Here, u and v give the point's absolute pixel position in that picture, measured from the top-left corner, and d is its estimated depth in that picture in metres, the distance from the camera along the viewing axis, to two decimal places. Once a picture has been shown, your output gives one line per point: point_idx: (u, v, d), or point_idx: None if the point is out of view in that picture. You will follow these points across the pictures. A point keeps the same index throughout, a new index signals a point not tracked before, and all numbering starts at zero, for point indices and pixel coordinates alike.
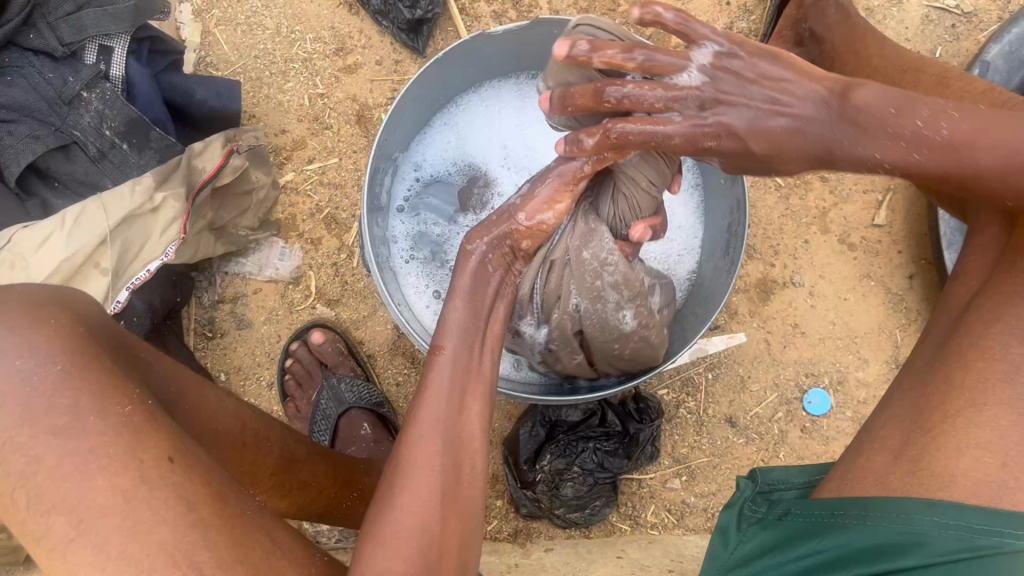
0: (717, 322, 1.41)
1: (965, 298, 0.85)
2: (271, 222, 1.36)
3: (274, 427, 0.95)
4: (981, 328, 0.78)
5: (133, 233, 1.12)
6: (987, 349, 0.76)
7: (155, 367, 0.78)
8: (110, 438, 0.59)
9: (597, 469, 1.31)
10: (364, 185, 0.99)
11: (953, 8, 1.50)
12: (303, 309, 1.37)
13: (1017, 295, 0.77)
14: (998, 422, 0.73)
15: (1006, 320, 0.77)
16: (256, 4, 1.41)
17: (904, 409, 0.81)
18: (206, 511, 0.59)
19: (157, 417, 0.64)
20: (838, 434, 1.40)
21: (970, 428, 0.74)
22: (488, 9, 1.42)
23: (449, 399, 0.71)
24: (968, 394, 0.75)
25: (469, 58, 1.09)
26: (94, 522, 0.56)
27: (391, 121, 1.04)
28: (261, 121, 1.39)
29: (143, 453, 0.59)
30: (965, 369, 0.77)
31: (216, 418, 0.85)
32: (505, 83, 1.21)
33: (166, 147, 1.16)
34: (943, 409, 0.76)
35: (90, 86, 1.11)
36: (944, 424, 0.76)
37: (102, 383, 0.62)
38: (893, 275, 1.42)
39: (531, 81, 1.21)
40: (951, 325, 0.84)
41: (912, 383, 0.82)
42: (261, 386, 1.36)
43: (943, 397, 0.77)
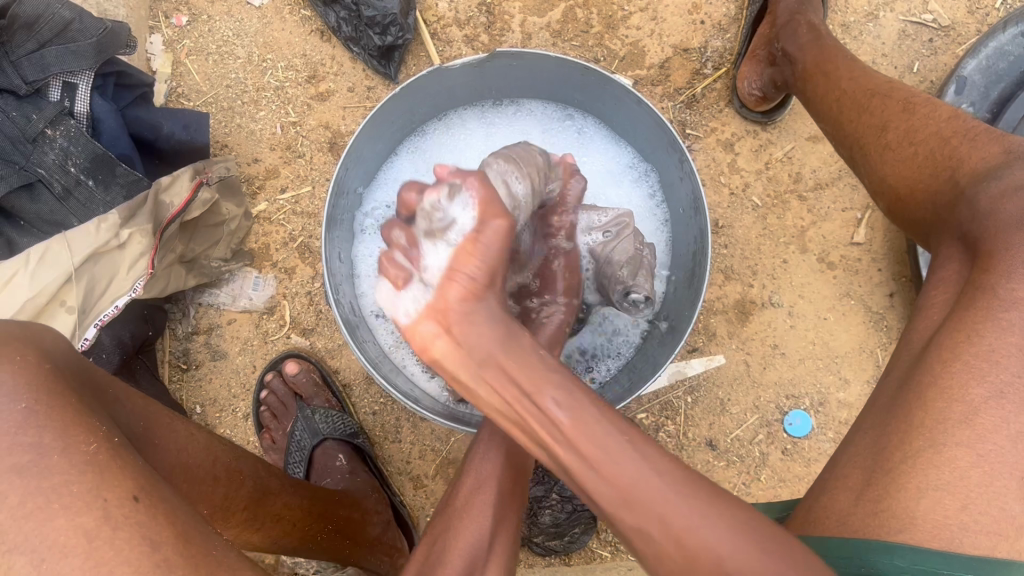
0: (695, 344, 1.39)
1: (928, 333, 0.81)
2: (244, 252, 1.36)
3: (247, 460, 0.94)
4: (942, 366, 0.75)
5: (100, 270, 1.11)
6: (952, 387, 0.73)
7: (121, 401, 0.78)
8: (74, 477, 0.59)
9: (575, 496, 1.29)
10: (323, 226, 0.99)
11: (931, 22, 1.49)
12: (278, 338, 1.36)
13: (978, 335, 0.74)
14: (957, 464, 0.69)
15: (965, 358, 0.73)
16: (227, 32, 1.41)
17: (866, 447, 0.78)
18: (170, 551, 0.58)
19: (122, 454, 0.63)
20: (820, 455, 1.39)
21: (930, 469, 0.70)
22: (460, 34, 1.42)
23: (496, 463, 0.85)
24: (931, 433, 0.72)
25: (432, 90, 1.09)
26: (57, 563, 0.56)
27: (350, 157, 1.03)
28: (233, 151, 1.39)
29: (108, 491, 0.59)
30: (925, 408, 0.73)
31: (188, 453, 0.84)
32: (469, 111, 1.20)
33: (133, 183, 1.17)
34: (903, 450, 0.73)
35: (55, 123, 1.10)
36: (904, 465, 0.72)
37: (67, 421, 0.61)
38: (873, 293, 1.41)
39: (495, 109, 1.21)
40: (912, 360, 0.80)
41: (877, 420, 0.79)
42: (236, 417, 1.36)
43: (906, 435, 0.74)
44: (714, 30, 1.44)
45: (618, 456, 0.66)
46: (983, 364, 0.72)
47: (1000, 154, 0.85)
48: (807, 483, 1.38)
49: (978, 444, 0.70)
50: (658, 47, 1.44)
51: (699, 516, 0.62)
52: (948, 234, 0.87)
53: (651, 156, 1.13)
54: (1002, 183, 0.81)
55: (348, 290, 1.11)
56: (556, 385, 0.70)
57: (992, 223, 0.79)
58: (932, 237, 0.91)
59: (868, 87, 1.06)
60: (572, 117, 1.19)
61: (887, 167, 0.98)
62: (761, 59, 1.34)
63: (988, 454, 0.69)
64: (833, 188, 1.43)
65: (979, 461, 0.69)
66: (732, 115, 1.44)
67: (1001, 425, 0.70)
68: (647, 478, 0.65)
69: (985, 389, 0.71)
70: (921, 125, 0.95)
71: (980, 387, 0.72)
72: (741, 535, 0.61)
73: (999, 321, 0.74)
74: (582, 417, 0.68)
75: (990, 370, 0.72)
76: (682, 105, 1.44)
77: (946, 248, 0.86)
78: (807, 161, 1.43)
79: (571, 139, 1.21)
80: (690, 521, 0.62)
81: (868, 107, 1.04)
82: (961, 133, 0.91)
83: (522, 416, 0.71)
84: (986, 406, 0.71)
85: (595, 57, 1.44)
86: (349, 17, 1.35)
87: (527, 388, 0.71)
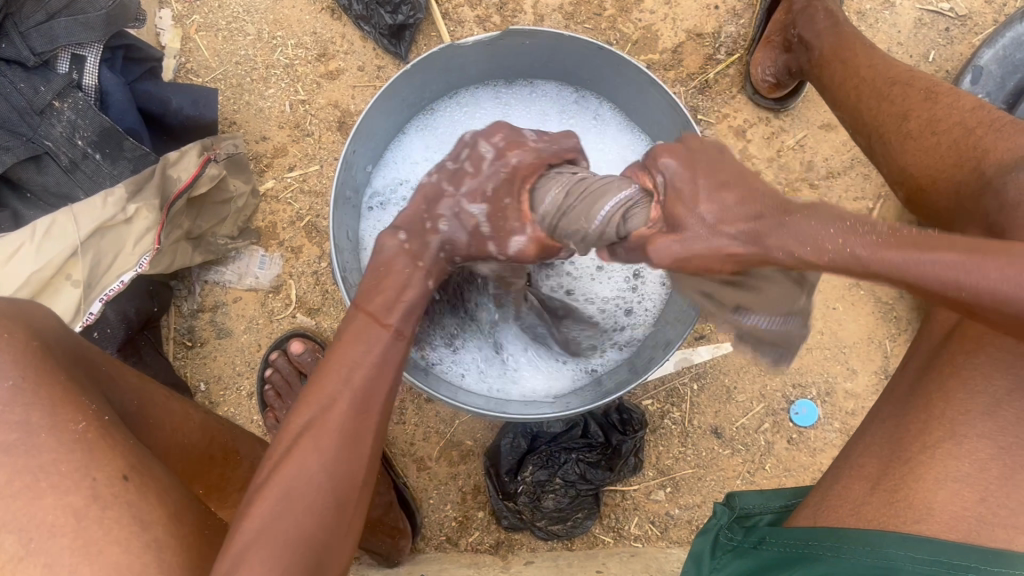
0: (702, 331, 1.38)
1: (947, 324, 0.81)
2: (251, 230, 1.35)
3: (243, 438, 0.96)
4: (964, 357, 0.74)
5: (105, 244, 1.11)
6: (967, 379, 0.73)
7: (115, 383, 0.77)
8: (63, 456, 0.63)
9: (578, 481, 1.28)
10: (330, 203, 0.98)
11: (947, 11, 1.47)
12: (283, 317, 1.35)
13: (1004, 324, 0.73)
14: (977, 455, 0.70)
15: (990, 349, 0.73)
16: (237, 9, 1.40)
17: (881, 437, 0.78)
18: (160, 532, 0.62)
19: (112, 434, 0.67)
20: (826, 445, 1.38)
21: (948, 460, 0.70)
22: (472, 14, 1.41)
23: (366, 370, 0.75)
24: (950, 419, 0.72)
25: (445, 66, 1.07)
26: (44, 542, 0.60)
27: (359, 133, 1.02)
28: (241, 128, 1.38)
29: (97, 471, 0.63)
30: (945, 400, 0.74)
31: (182, 434, 0.84)
32: (481, 88, 1.19)
33: (141, 157, 1.15)
34: (921, 440, 0.73)
35: (63, 95, 1.10)
36: (921, 455, 0.72)
37: (55, 400, 0.65)
38: (882, 283, 1.40)
39: (508, 88, 1.19)
40: (932, 347, 0.81)
41: (894, 410, 0.79)
42: (240, 395, 1.35)
43: (924, 425, 0.74)
44: (728, 15, 1.43)
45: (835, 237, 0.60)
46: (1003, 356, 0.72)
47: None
48: (813, 473, 1.37)
49: (1001, 436, 0.70)
50: (672, 31, 1.43)
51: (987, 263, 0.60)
52: (972, 227, 0.85)
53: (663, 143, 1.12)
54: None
55: (353, 265, 1.10)
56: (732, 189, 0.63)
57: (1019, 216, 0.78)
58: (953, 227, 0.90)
59: (889, 75, 1.05)
60: (587, 99, 1.18)
61: (908, 155, 0.97)
62: (776, 45, 1.33)
63: (1010, 446, 0.69)
64: (845, 177, 1.42)
65: (1000, 454, 0.69)
66: (745, 102, 1.43)
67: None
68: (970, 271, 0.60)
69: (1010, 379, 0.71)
70: (945, 115, 0.95)
71: (1003, 376, 0.71)
72: (994, 263, 0.60)
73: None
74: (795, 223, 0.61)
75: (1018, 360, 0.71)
76: (695, 90, 1.43)
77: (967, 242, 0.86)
78: (819, 149, 1.42)
79: (586, 120, 1.19)
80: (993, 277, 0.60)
81: (888, 95, 1.03)
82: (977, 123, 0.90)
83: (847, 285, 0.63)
84: (1009, 399, 0.71)
85: (608, 40, 1.43)
86: None
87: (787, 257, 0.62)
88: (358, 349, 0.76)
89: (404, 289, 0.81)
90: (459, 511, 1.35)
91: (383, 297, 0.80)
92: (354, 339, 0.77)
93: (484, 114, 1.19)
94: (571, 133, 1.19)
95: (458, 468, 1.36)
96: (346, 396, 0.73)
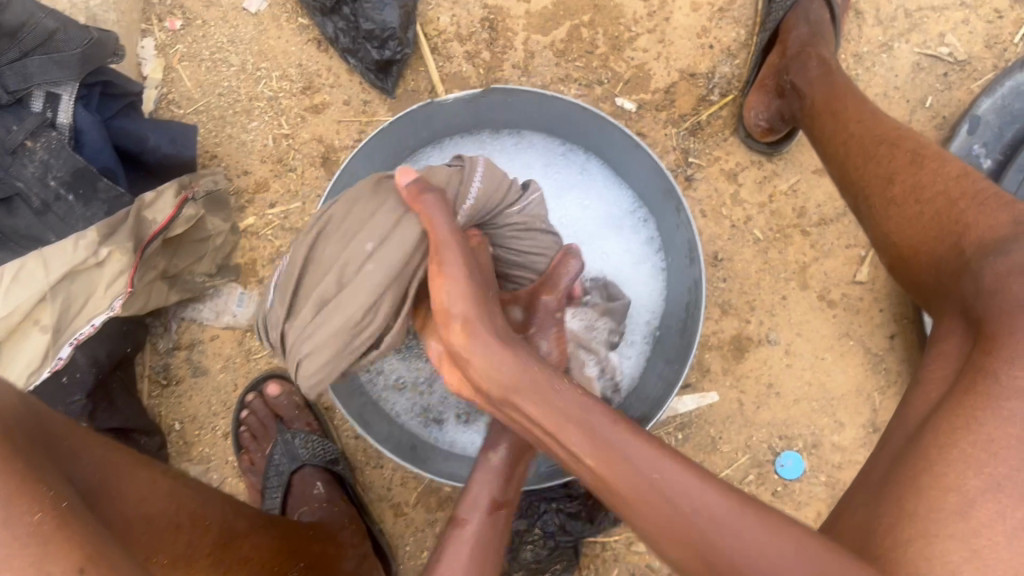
0: (689, 380, 1.36)
1: (923, 413, 0.77)
2: (229, 267, 1.33)
3: (213, 503, 0.92)
4: (935, 453, 0.70)
5: (77, 288, 1.08)
6: (942, 478, 0.68)
7: (75, 460, 0.76)
8: (17, 550, 0.60)
9: (558, 531, 1.27)
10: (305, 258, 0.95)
11: (946, 56, 1.45)
12: (261, 357, 1.33)
13: (977, 422, 0.70)
14: (949, 560, 0.64)
15: (963, 447, 0.69)
16: (222, 39, 1.37)
17: (853, 529, 0.73)
18: None
19: (72, 523, 0.64)
20: (811, 499, 1.36)
21: (921, 562, 0.65)
22: (461, 49, 1.38)
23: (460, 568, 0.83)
24: (922, 521, 0.67)
25: (426, 117, 1.03)
26: None
27: (335, 190, 1.00)
28: (222, 162, 1.36)
29: (51, 565, 0.60)
30: (918, 496, 0.69)
31: (147, 503, 0.82)
32: (466, 136, 1.14)
33: (115, 198, 1.13)
34: (891, 538, 0.68)
35: (36, 134, 1.07)
36: (892, 554, 0.67)
37: (11, 492, 0.62)
38: (873, 334, 1.37)
39: (494, 137, 1.14)
40: (908, 433, 0.77)
41: (865, 496, 0.75)
42: (216, 435, 1.33)
43: (896, 522, 0.68)
44: (722, 55, 1.40)
45: (575, 429, 0.65)
46: (976, 457, 0.68)
47: (1009, 225, 0.80)
48: (797, 526, 1.35)
49: (974, 539, 0.65)
50: (664, 71, 1.40)
51: (694, 490, 0.61)
52: (949, 309, 0.84)
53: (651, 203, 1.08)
54: (1009, 260, 0.77)
55: None
56: (548, 376, 0.69)
57: (1000, 305, 0.75)
58: (934, 305, 0.88)
59: (877, 133, 1.02)
60: (574, 152, 1.14)
61: (891, 223, 0.94)
62: (769, 90, 1.31)
63: (981, 550, 0.64)
64: (838, 224, 1.39)
65: (972, 557, 0.64)
66: (738, 145, 1.40)
67: (997, 520, 0.65)
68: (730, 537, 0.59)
69: (981, 480, 0.67)
70: (929, 182, 0.91)
71: (976, 477, 0.67)
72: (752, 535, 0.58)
73: (998, 412, 0.69)
74: (548, 390, 0.68)
75: (989, 462, 0.68)
76: (686, 132, 1.40)
77: (946, 324, 0.83)
78: (811, 195, 1.39)
79: (572, 173, 1.14)
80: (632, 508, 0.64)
81: (875, 155, 1.00)
82: (970, 195, 0.87)
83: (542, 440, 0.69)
84: (981, 499, 0.66)
85: (599, 79, 1.40)
86: (347, 29, 1.32)
87: (507, 391, 0.69)
88: (459, 545, 0.85)
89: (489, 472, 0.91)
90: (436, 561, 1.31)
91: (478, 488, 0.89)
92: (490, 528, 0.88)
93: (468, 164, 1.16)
94: (556, 185, 1.14)
95: (436, 514, 1.31)
96: None
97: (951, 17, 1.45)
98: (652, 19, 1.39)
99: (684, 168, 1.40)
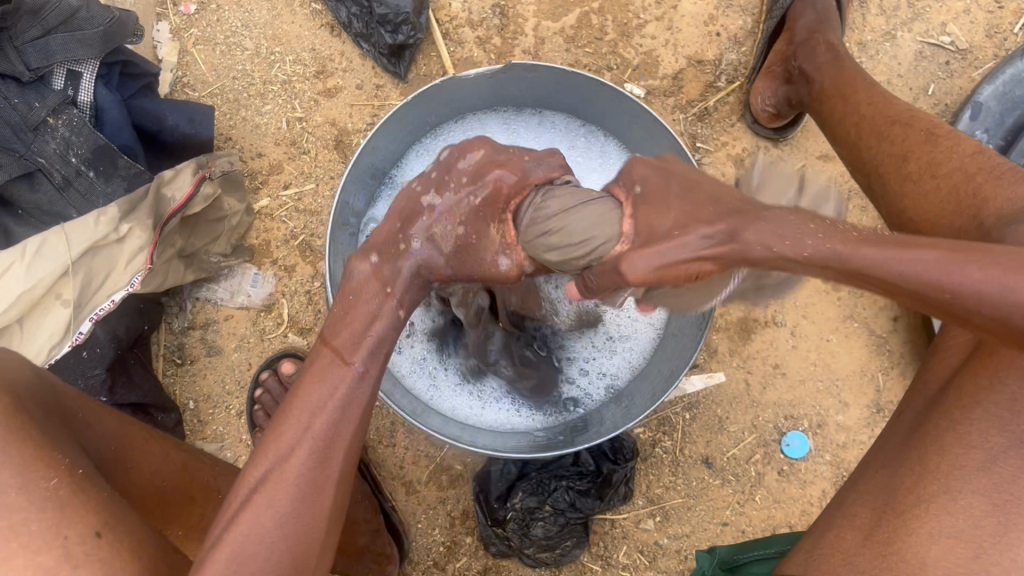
0: (696, 361, 1.38)
1: (948, 373, 0.78)
2: (244, 248, 1.34)
3: (226, 475, 0.95)
4: (958, 413, 0.73)
5: (97, 264, 1.09)
6: (964, 435, 0.72)
7: (88, 430, 0.78)
8: (34, 514, 0.64)
9: (568, 509, 1.27)
10: (331, 216, 1.00)
11: (948, 45, 1.47)
12: (275, 337, 1.35)
13: (1002, 381, 0.71)
14: (971, 511, 0.70)
15: (985, 405, 0.72)
16: (236, 23, 1.39)
17: (876, 485, 0.77)
18: None
19: (87, 491, 0.68)
20: (816, 478, 1.38)
21: (942, 515, 0.70)
22: (472, 35, 1.40)
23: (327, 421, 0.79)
24: (945, 477, 0.71)
25: (455, 95, 1.09)
26: None
27: (358, 160, 1.02)
28: (237, 144, 1.37)
29: (67, 529, 0.64)
30: (939, 451, 0.73)
31: (161, 474, 0.85)
32: (490, 115, 1.21)
33: (135, 176, 1.14)
34: (915, 492, 0.73)
35: (57, 112, 1.08)
36: (916, 508, 0.72)
37: (26, 460, 0.66)
38: (877, 316, 1.40)
39: (516, 116, 1.21)
40: (926, 400, 0.79)
41: (888, 458, 0.78)
42: (230, 414, 1.34)
43: (919, 477, 0.73)
44: (729, 42, 1.43)
45: (784, 238, 0.64)
46: (999, 414, 0.71)
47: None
48: (802, 505, 1.37)
49: (994, 492, 0.69)
50: (672, 57, 1.42)
51: (908, 260, 0.61)
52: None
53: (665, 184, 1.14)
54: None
55: None
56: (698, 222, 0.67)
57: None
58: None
59: (888, 114, 1.05)
60: (595, 134, 1.20)
61: (907, 199, 0.96)
62: (777, 76, 1.33)
63: (1004, 504, 0.69)
64: (842, 209, 1.41)
65: (993, 511, 0.69)
66: (745, 130, 1.42)
67: (1019, 476, 0.69)
68: (973, 289, 0.60)
69: (1005, 438, 0.70)
70: (944, 159, 0.94)
71: (1000, 434, 0.70)
72: (973, 264, 0.60)
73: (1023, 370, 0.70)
74: (772, 222, 0.65)
75: (1014, 420, 0.70)
76: (694, 117, 1.42)
77: None
78: (817, 180, 1.42)
79: (591, 156, 1.21)
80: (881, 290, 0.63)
81: (888, 135, 1.03)
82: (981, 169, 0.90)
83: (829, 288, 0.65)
84: (1004, 457, 0.70)
85: (609, 65, 1.42)
86: (361, 13, 1.33)
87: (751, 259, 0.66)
88: (330, 389, 0.81)
89: (371, 323, 0.86)
90: (447, 536, 1.34)
91: (349, 331, 0.85)
92: (319, 378, 0.81)
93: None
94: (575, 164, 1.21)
95: (447, 492, 1.35)
96: (307, 441, 0.77)
97: (952, 7, 1.48)
98: (659, 7, 1.42)
99: (692, 153, 1.42)
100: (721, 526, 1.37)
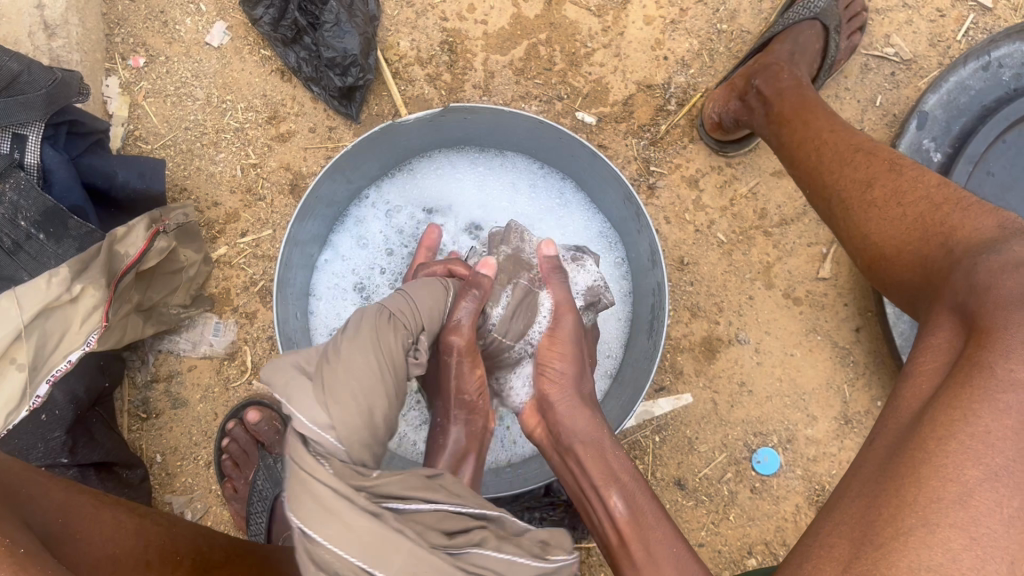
0: (663, 383, 1.39)
1: (917, 407, 0.77)
2: (204, 297, 1.35)
3: (182, 538, 0.97)
4: (934, 447, 0.70)
5: (52, 324, 1.06)
6: (942, 467, 0.68)
7: (33, 506, 0.80)
8: None
9: None
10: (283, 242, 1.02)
11: (892, 56, 1.50)
12: (239, 384, 1.36)
13: (973, 414, 0.69)
14: (949, 546, 0.66)
15: (960, 438, 0.69)
16: (186, 74, 1.40)
17: (853, 513, 0.75)
18: None
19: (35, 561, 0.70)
20: (789, 493, 1.39)
21: (921, 549, 0.66)
22: (422, 72, 1.41)
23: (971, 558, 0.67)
24: (921, 509, 0.68)
25: (409, 134, 1.14)
26: None
27: (313, 194, 1.07)
28: (192, 194, 1.38)
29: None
30: (917, 484, 0.69)
31: (111, 543, 0.86)
32: (456, 155, 1.28)
33: (87, 234, 1.12)
34: (892, 526, 0.69)
35: (4, 175, 1.05)
36: (893, 543, 0.68)
37: None
38: (839, 328, 1.41)
39: (483, 158, 1.27)
40: (901, 433, 0.76)
41: (862, 491, 0.76)
42: (198, 465, 1.35)
43: (896, 510, 0.70)
44: (677, 65, 1.44)
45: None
46: (976, 447, 0.68)
47: (997, 230, 0.84)
48: (776, 521, 1.38)
49: (972, 526, 0.66)
50: (621, 83, 1.43)
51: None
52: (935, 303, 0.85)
53: (620, 229, 1.21)
54: (1003, 258, 0.79)
55: (297, 309, 1.15)
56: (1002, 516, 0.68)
57: (989, 299, 0.76)
58: (920, 303, 0.89)
59: (851, 142, 1.07)
60: (553, 174, 1.26)
61: (871, 224, 0.98)
62: (734, 89, 1.34)
63: (981, 538, 0.66)
64: (798, 223, 1.43)
65: (972, 545, 0.65)
66: (698, 150, 1.43)
67: (995, 509, 0.66)
68: None
69: (980, 470, 0.67)
70: (911, 187, 0.96)
71: (975, 467, 0.67)
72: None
73: (995, 404, 0.69)
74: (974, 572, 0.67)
75: (987, 453, 0.68)
76: (646, 142, 1.43)
77: (936, 320, 0.83)
78: (771, 196, 1.43)
79: (552, 196, 1.26)
80: (654, 536, 0.88)
81: (851, 161, 1.05)
82: (950, 204, 0.91)
83: (587, 496, 0.96)
84: (980, 488, 0.67)
85: (559, 95, 1.43)
86: (310, 58, 1.35)
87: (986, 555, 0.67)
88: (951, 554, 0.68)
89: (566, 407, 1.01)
90: None
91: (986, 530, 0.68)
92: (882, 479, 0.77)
93: (457, 179, 1.27)
94: (536, 208, 1.26)
95: None
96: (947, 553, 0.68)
97: (894, 19, 1.50)
98: (606, 35, 1.44)
99: (646, 177, 1.42)
100: (697, 547, 1.37)
